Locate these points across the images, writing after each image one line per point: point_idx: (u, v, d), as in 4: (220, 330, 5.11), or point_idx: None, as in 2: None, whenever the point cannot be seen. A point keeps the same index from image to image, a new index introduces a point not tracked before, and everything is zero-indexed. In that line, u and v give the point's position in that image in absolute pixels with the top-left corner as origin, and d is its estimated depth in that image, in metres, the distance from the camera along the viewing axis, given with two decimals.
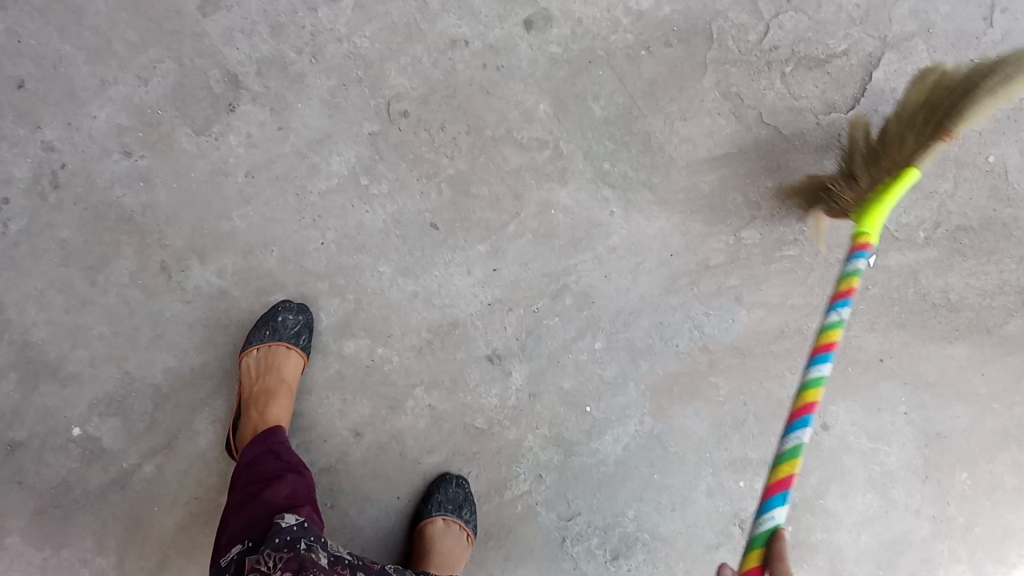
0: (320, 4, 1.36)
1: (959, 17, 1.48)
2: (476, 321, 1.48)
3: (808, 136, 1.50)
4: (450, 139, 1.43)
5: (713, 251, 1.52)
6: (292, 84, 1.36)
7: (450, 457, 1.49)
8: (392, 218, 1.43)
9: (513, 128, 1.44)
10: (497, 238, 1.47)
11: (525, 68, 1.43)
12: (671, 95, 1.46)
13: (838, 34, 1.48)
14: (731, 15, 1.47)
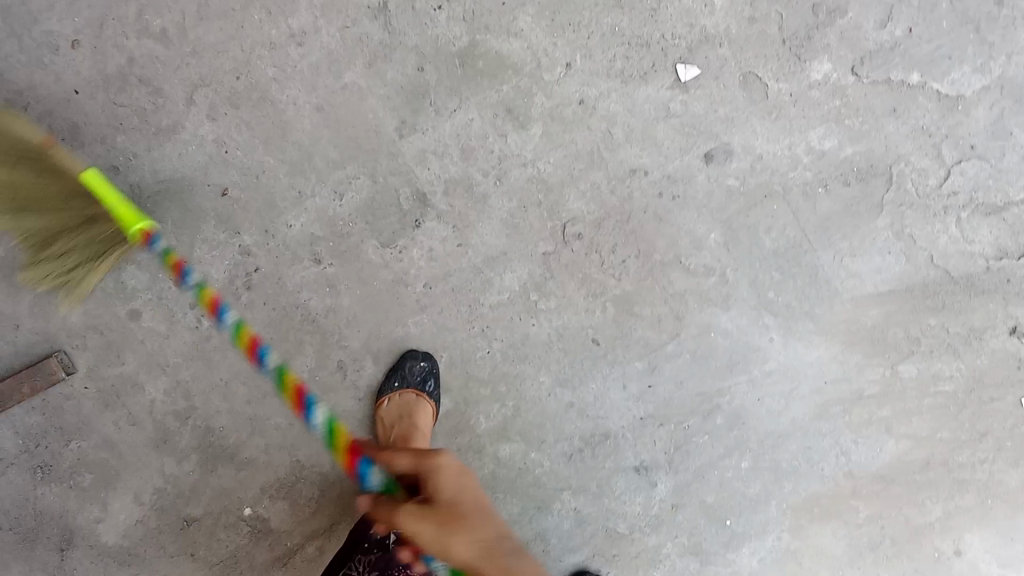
0: (510, 130, 1.42)
1: None
2: (627, 433, 1.52)
3: (976, 279, 1.51)
4: (619, 261, 1.47)
5: (869, 382, 1.53)
6: (476, 204, 1.42)
7: (589, 558, 1.53)
8: (556, 331, 1.47)
9: (682, 254, 1.48)
10: (656, 353, 1.50)
11: (700, 198, 1.47)
12: (846, 232, 1.49)
13: (1019, 182, 1.49)
14: (913, 159, 1.47)
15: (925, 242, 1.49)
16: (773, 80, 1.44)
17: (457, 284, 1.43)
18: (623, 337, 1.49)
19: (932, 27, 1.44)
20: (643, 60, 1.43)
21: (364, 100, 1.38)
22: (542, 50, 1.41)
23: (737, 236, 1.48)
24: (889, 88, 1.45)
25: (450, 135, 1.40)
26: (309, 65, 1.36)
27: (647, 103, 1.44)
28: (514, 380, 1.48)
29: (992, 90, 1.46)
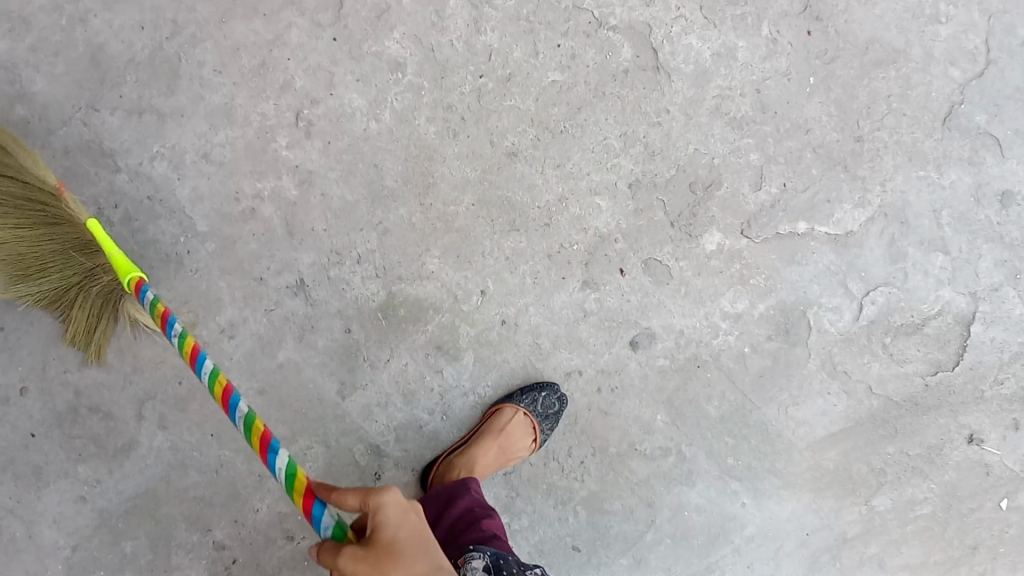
0: (444, 364, 1.48)
1: None
2: None
3: (919, 398, 1.57)
4: (579, 463, 1.51)
5: (850, 523, 1.55)
6: (429, 442, 1.47)
7: None
8: (535, 548, 1.48)
9: (636, 442, 1.52)
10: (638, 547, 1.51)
11: (638, 384, 1.52)
12: (783, 383, 1.55)
13: (929, 297, 1.57)
14: (823, 300, 1.55)
15: (857, 373, 1.56)
16: (674, 260, 1.53)
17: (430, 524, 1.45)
18: (605, 541, 1.50)
19: (803, 178, 1.55)
20: (552, 271, 1.51)
21: (302, 372, 1.45)
22: (456, 285, 1.49)
23: (683, 411, 1.53)
24: (781, 241, 1.55)
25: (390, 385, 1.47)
26: (245, 354, 1.44)
27: (565, 309, 1.52)
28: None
29: (874, 219, 1.56)
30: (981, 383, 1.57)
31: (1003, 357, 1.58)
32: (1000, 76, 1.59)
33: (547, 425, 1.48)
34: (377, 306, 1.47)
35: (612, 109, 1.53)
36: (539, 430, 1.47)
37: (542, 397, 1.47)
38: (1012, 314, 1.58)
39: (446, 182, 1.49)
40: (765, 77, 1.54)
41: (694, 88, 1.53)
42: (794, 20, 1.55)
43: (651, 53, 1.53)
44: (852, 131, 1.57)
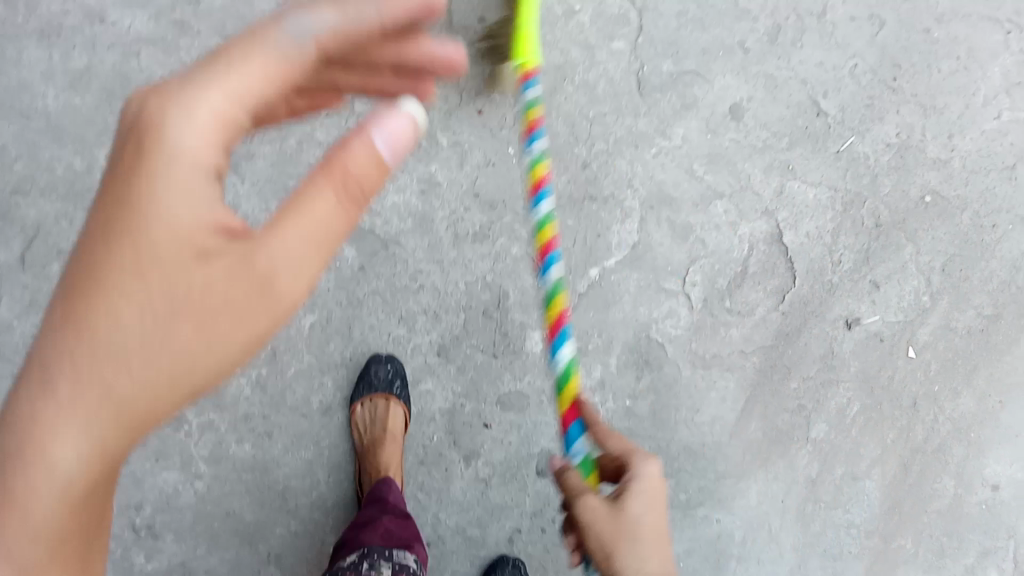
0: None
1: (797, 121, 1.60)
2: None
3: (786, 326, 1.60)
4: None
5: (807, 465, 1.60)
6: None
7: None
8: None
9: None
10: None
11: (566, 498, 1.56)
12: (678, 399, 1.57)
13: (734, 245, 1.59)
14: (656, 314, 1.57)
15: (725, 347, 1.59)
16: (522, 382, 1.56)
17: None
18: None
19: (564, 234, 1.56)
20: (432, 471, 1.55)
21: None
22: (390, 372, 1.51)
23: (618, 489, 1.57)
24: (588, 298, 1.56)
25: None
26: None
27: (466, 490, 1.54)
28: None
29: (646, 218, 1.57)
30: (823, 275, 1.61)
31: (823, 242, 1.61)
32: (657, 16, 1.58)
33: None
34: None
35: (376, 306, 1.53)
36: None
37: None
38: (808, 203, 1.61)
39: (294, 477, 1.51)
40: (474, 178, 1.53)
41: (424, 236, 1.53)
42: (459, 113, 1.54)
43: (369, 235, 1.52)
44: (575, 164, 1.56)
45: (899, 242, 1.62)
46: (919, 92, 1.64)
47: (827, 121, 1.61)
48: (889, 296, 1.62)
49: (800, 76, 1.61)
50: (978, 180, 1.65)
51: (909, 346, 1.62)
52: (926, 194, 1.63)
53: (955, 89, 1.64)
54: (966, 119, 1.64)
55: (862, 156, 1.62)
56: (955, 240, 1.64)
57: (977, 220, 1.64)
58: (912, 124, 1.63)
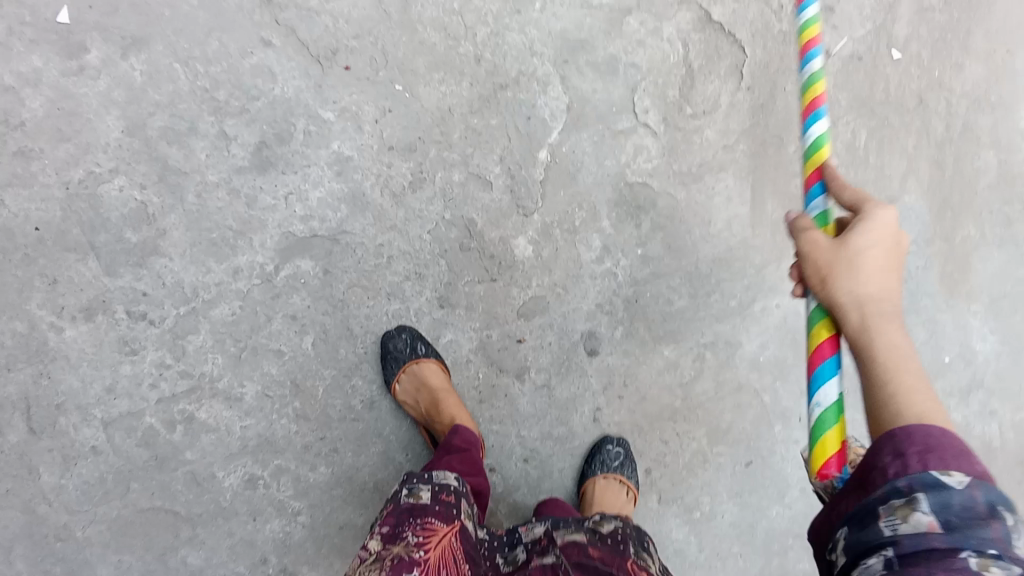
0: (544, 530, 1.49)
1: None
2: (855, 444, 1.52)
3: (760, 95, 1.47)
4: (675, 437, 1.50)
5: (838, 212, 1.50)
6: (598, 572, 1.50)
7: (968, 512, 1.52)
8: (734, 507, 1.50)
9: (678, 382, 1.50)
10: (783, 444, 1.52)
11: (627, 362, 1.50)
12: (686, 223, 1.48)
13: (666, 49, 1.46)
14: (623, 157, 1.46)
15: (709, 153, 1.47)
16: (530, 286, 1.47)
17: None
18: (773, 473, 1.52)
19: (494, 135, 1.45)
20: (492, 403, 1.47)
21: None
22: (410, 339, 1.44)
23: (670, 327, 1.50)
24: (552, 179, 1.46)
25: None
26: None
27: (532, 403, 1.48)
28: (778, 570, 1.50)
29: (566, 75, 1.45)
30: (773, 26, 1.48)
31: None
32: None
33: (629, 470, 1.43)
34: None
35: (360, 296, 1.46)
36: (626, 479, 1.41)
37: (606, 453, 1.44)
38: None
39: (379, 474, 1.50)
40: (379, 133, 1.43)
41: (365, 212, 1.43)
42: (327, 80, 1.42)
43: (315, 238, 1.43)
44: (465, 63, 1.44)
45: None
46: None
47: None
48: (849, 12, 1.49)
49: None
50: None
51: (891, 47, 1.49)
52: None
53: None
54: None
55: None
56: None
57: None
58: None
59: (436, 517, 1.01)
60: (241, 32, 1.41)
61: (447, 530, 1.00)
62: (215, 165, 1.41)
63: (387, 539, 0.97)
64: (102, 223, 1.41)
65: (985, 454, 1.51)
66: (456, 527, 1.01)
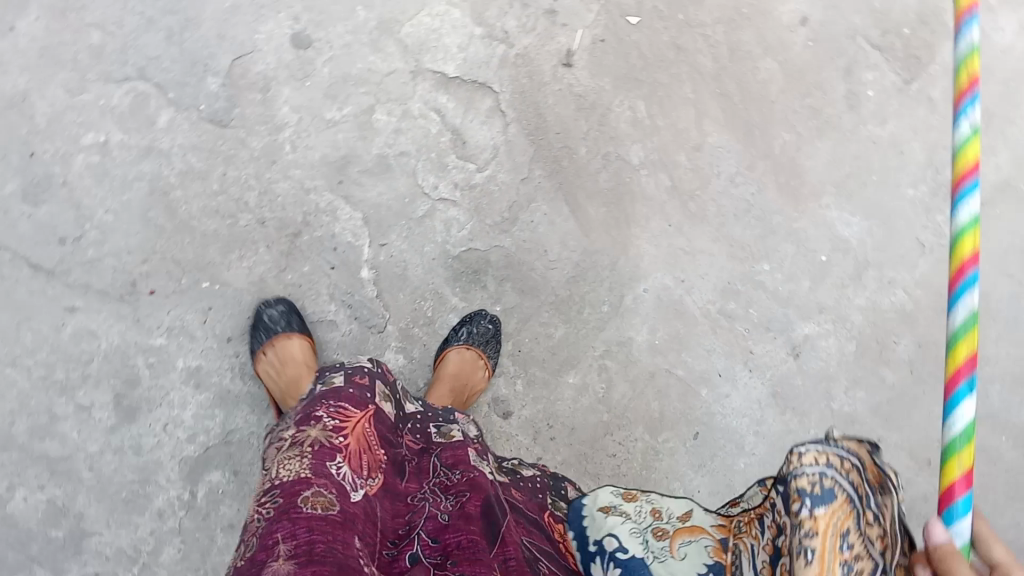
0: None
1: None
2: (782, 370, 1.52)
3: (529, 119, 1.51)
4: (618, 442, 1.49)
5: (657, 182, 1.53)
6: None
7: (916, 371, 1.53)
8: (706, 475, 1.48)
9: (600, 393, 1.50)
10: (718, 399, 1.52)
11: (550, 403, 1.48)
12: (526, 264, 1.50)
13: (421, 122, 1.48)
14: (439, 234, 1.48)
15: (512, 193, 1.50)
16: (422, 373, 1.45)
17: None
18: (723, 426, 1.51)
19: (311, 279, 1.44)
20: None
21: None
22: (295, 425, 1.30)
23: (563, 356, 1.50)
24: (383, 284, 1.45)
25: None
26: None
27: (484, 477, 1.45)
28: None
29: (347, 192, 1.45)
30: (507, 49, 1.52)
31: (477, 35, 1.52)
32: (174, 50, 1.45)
33: (492, 350, 1.44)
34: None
35: None
36: (487, 358, 1.43)
37: (475, 328, 1.44)
38: (434, 15, 1.51)
39: None
40: (215, 330, 1.40)
41: (240, 402, 1.39)
42: (139, 313, 1.39)
43: (209, 449, 1.37)
44: (254, 230, 1.43)
45: None
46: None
47: None
48: (571, 8, 1.55)
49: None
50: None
51: (627, 16, 1.56)
52: None
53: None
54: None
55: None
56: None
57: None
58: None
59: (350, 397, 0.85)
60: (42, 313, 1.38)
61: (363, 410, 0.85)
62: (90, 437, 1.36)
63: (299, 423, 0.81)
64: (18, 536, 1.32)
65: (902, 320, 1.54)
66: (370, 407, 0.86)
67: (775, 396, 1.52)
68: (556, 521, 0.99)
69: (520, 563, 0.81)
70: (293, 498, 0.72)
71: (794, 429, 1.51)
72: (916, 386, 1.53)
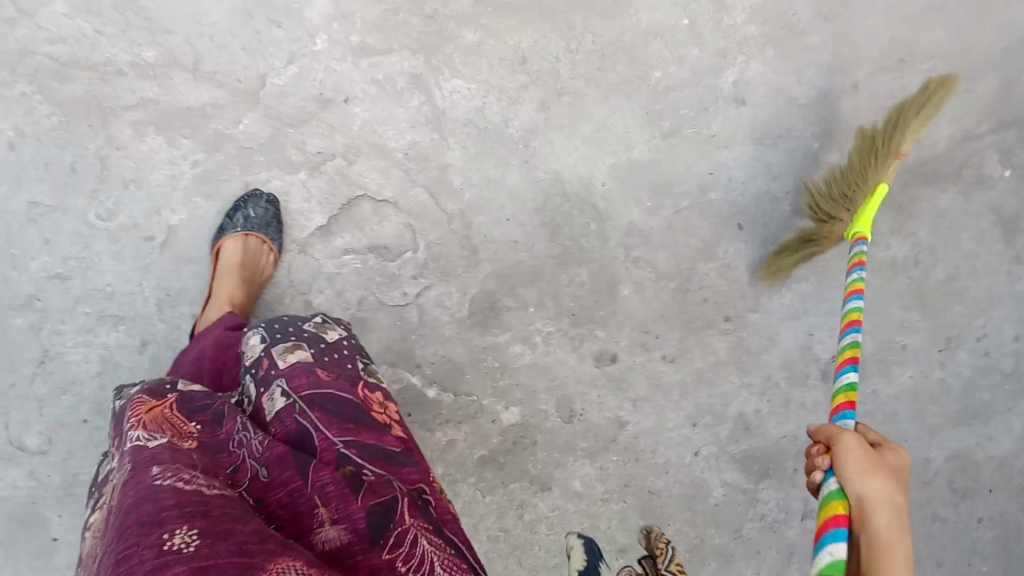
0: (751, 408, 1.65)
1: (125, 264, 1.32)
2: (743, 124, 1.63)
3: (403, 181, 1.43)
4: (697, 287, 1.62)
5: (525, 109, 1.50)
6: (805, 358, 1.67)
7: (820, 21, 1.65)
8: (775, 236, 1.66)
9: (654, 273, 1.60)
10: (727, 187, 1.64)
11: (633, 318, 1.59)
12: (512, 262, 1.51)
13: (345, 269, 1.42)
14: (437, 319, 1.48)
15: (450, 235, 1.46)
16: (539, 392, 1.54)
17: None
18: (751, 200, 1.65)
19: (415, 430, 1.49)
20: (641, 448, 1.60)
21: None
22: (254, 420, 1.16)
23: (607, 286, 1.57)
24: (449, 384, 1.49)
25: (817, 392, 1.67)
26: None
27: (649, 398, 1.60)
28: None
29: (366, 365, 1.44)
30: (336, 158, 1.40)
31: (307, 176, 1.39)
32: None
33: (273, 230, 1.36)
34: (797, 454, 1.66)
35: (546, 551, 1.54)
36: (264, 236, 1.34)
37: (253, 210, 1.35)
38: (257, 200, 1.36)
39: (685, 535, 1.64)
40: None
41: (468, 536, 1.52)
42: None
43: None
44: None
45: (276, 86, 1.37)
46: (109, 156, 1.32)
47: (134, 232, 1.33)
48: (331, 74, 1.39)
49: (145, 275, 1.33)
50: (178, 14, 1.34)
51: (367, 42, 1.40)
52: (190, 77, 1.35)
53: (91, 65, 1.32)
54: (100, 90, 1.32)
55: (176, 168, 1.34)
56: (243, 29, 1.36)
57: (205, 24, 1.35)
58: (155, 118, 1.34)
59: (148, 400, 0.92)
60: None
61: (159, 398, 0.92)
62: None
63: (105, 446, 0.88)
64: None
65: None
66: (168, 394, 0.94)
67: (760, 142, 1.65)
68: (369, 392, 1.00)
69: (336, 476, 0.84)
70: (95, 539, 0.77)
71: (796, 145, 1.66)
72: (835, 26, 1.66)
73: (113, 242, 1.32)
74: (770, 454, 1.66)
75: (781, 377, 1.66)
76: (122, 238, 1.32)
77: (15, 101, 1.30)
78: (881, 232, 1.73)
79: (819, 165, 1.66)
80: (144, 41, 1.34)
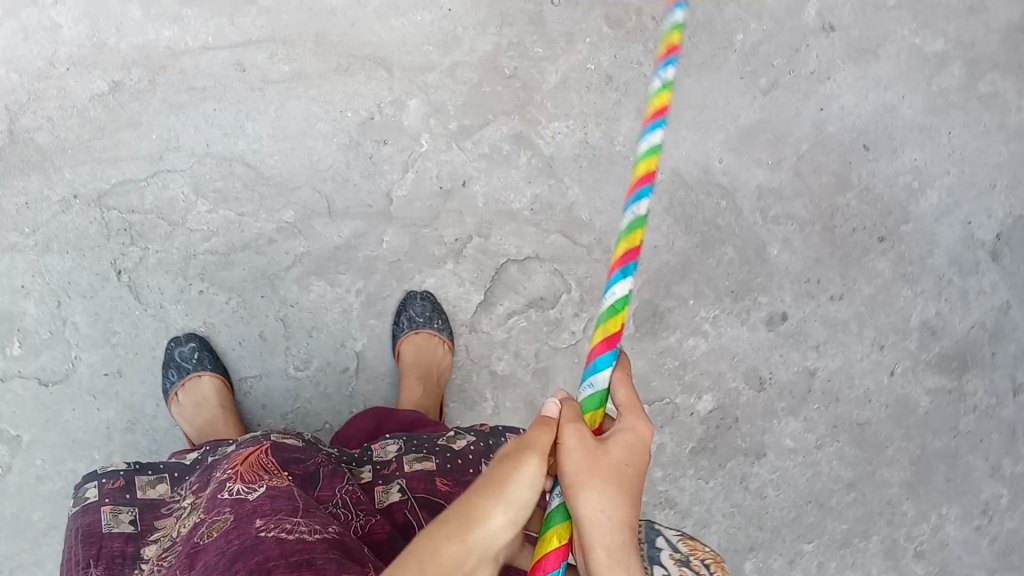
0: (935, 313, 1.63)
1: (327, 397, 1.41)
2: (837, 50, 1.60)
3: (536, 233, 1.49)
4: (842, 222, 1.61)
5: (626, 122, 1.52)
6: (973, 247, 1.64)
7: None
8: (904, 143, 1.63)
9: (796, 225, 1.60)
10: (842, 116, 1.61)
11: (791, 274, 1.59)
12: (660, 266, 1.56)
13: (513, 331, 1.48)
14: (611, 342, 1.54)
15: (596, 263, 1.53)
16: (727, 374, 1.58)
17: (993, 146, 1.65)
18: (869, 118, 1.62)
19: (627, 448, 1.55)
20: (840, 391, 1.61)
21: None
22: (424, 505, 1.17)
23: (757, 253, 1.59)
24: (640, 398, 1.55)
25: (992, 274, 1.64)
26: None
27: (831, 341, 1.61)
28: (963, 91, 1.64)
29: None
30: (473, 236, 1.47)
31: (454, 263, 1.47)
32: None
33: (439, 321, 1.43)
34: (992, 338, 1.64)
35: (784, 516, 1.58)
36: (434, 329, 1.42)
37: (415, 308, 1.43)
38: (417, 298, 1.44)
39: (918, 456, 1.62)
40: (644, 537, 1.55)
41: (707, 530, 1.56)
42: None
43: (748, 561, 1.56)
44: None
45: (401, 197, 1.45)
46: (288, 316, 1.41)
47: (323, 369, 1.42)
48: (444, 167, 1.46)
49: (353, 401, 1.43)
50: (298, 169, 1.43)
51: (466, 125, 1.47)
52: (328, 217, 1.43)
53: (244, 242, 1.41)
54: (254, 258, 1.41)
55: (340, 302, 1.43)
56: (357, 158, 1.44)
57: (327, 168, 1.44)
58: (313, 267, 1.42)
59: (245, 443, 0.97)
60: None
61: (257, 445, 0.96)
62: None
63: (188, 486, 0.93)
64: None
65: None
66: (263, 437, 0.99)
67: (859, 60, 1.61)
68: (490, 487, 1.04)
69: None
70: (181, 540, 0.82)
71: (896, 49, 1.62)
72: None
73: (315, 383, 1.41)
74: (971, 352, 1.63)
75: (953, 273, 1.63)
76: (321, 377, 1.41)
77: (196, 300, 1.40)
78: (1011, 97, 1.65)
79: (925, 59, 1.63)
80: (280, 205, 1.42)
